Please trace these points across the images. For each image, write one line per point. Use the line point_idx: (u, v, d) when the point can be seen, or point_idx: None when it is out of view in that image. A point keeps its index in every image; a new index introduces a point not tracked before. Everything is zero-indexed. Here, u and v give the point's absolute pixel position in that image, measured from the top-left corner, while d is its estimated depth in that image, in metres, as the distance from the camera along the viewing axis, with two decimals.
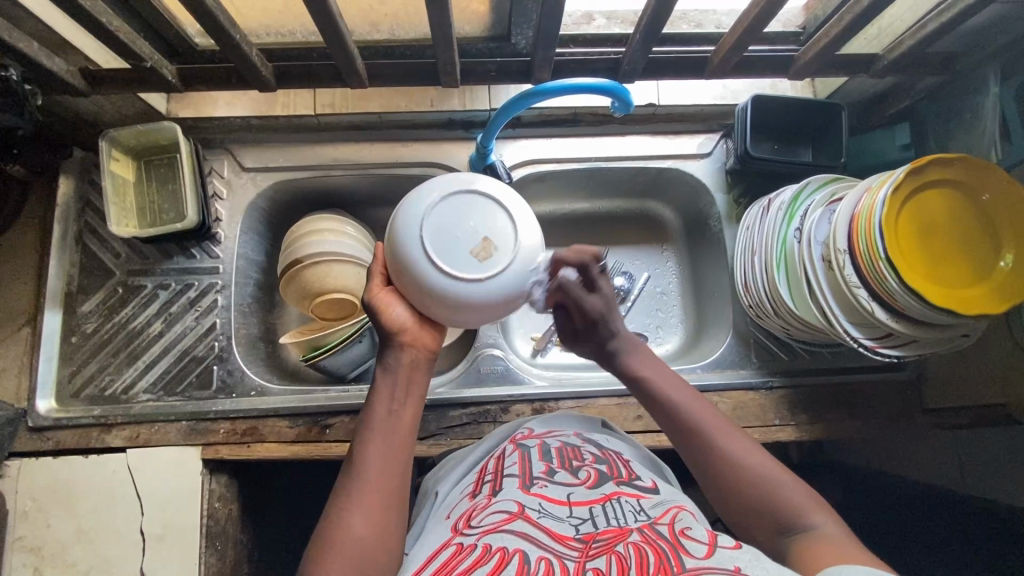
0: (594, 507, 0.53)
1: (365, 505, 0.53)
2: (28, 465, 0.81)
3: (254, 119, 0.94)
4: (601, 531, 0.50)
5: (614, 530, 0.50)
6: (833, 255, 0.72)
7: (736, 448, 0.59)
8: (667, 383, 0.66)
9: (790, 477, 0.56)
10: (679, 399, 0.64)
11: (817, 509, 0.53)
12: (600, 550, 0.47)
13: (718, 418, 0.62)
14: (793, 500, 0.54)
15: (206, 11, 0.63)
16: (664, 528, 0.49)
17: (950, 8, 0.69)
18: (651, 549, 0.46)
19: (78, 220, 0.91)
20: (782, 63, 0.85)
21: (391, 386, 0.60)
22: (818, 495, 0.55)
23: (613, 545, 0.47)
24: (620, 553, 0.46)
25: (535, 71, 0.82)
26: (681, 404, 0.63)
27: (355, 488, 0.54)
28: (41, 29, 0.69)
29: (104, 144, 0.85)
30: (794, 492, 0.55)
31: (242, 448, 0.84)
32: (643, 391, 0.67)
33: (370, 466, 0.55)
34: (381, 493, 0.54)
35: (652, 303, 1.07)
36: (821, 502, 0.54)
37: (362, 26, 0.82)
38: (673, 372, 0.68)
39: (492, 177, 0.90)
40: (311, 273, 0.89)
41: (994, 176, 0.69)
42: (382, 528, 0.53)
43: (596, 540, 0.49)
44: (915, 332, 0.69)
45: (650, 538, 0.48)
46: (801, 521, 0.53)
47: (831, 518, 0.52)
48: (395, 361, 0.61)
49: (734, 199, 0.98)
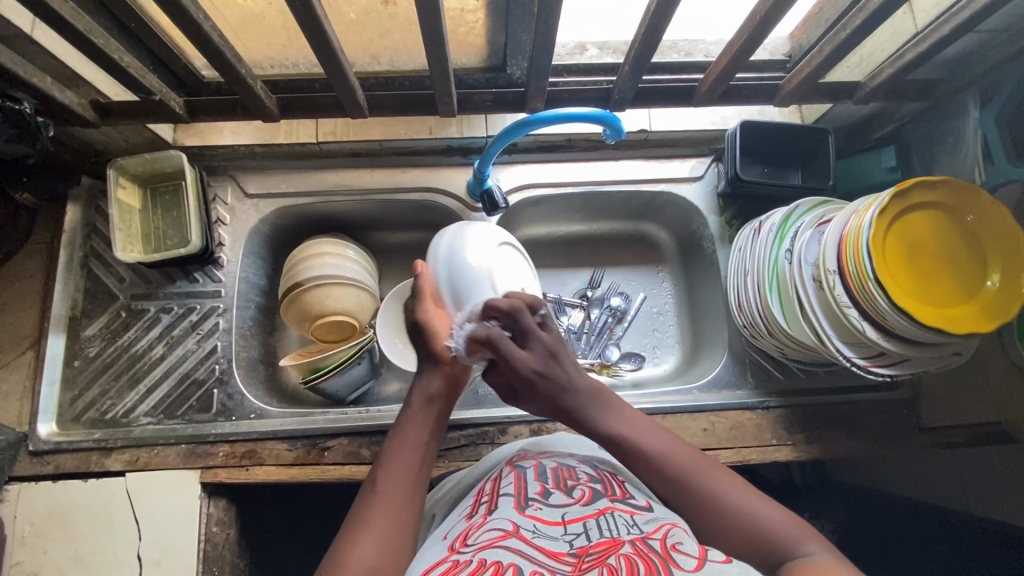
0: (588, 521, 0.54)
1: (381, 527, 0.54)
2: (27, 490, 0.82)
3: (258, 147, 0.97)
4: (595, 544, 0.50)
5: (607, 542, 0.50)
6: (823, 274, 0.73)
7: (728, 489, 0.57)
8: (643, 433, 0.63)
9: (781, 509, 0.56)
10: (658, 451, 0.61)
11: (810, 536, 0.53)
12: (593, 564, 0.47)
13: (699, 459, 0.61)
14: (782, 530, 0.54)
15: (213, 47, 0.66)
16: (655, 541, 0.49)
17: (926, 38, 0.72)
18: (642, 562, 0.46)
19: (84, 245, 0.93)
20: (768, 90, 0.88)
21: (426, 421, 0.65)
22: (808, 522, 0.54)
23: (605, 558, 0.47)
24: (611, 564, 0.46)
25: (529, 101, 0.85)
26: (660, 457, 0.60)
27: (373, 509, 0.56)
28: (54, 65, 0.72)
29: (112, 172, 0.88)
30: (789, 530, 0.53)
31: (241, 471, 0.84)
32: (614, 449, 0.63)
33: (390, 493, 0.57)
34: (396, 523, 0.55)
35: (648, 323, 1.08)
36: (815, 534, 0.53)
37: (363, 58, 0.85)
38: (638, 416, 0.66)
39: (490, 203, 0.91)
40: (312, 296, 0.90)
41: (976, 197, 0.71)
42: (393, 551, 0.53)
43: (589, 553, 0.49)
44: (908, 351, 0.70)
45: (642, 551, 0.47)
46: (805, 552, 0.51)
47: (823, 545, 0.52)
48: (431, 390, 0.67)
49: (726, 221, 1.00)
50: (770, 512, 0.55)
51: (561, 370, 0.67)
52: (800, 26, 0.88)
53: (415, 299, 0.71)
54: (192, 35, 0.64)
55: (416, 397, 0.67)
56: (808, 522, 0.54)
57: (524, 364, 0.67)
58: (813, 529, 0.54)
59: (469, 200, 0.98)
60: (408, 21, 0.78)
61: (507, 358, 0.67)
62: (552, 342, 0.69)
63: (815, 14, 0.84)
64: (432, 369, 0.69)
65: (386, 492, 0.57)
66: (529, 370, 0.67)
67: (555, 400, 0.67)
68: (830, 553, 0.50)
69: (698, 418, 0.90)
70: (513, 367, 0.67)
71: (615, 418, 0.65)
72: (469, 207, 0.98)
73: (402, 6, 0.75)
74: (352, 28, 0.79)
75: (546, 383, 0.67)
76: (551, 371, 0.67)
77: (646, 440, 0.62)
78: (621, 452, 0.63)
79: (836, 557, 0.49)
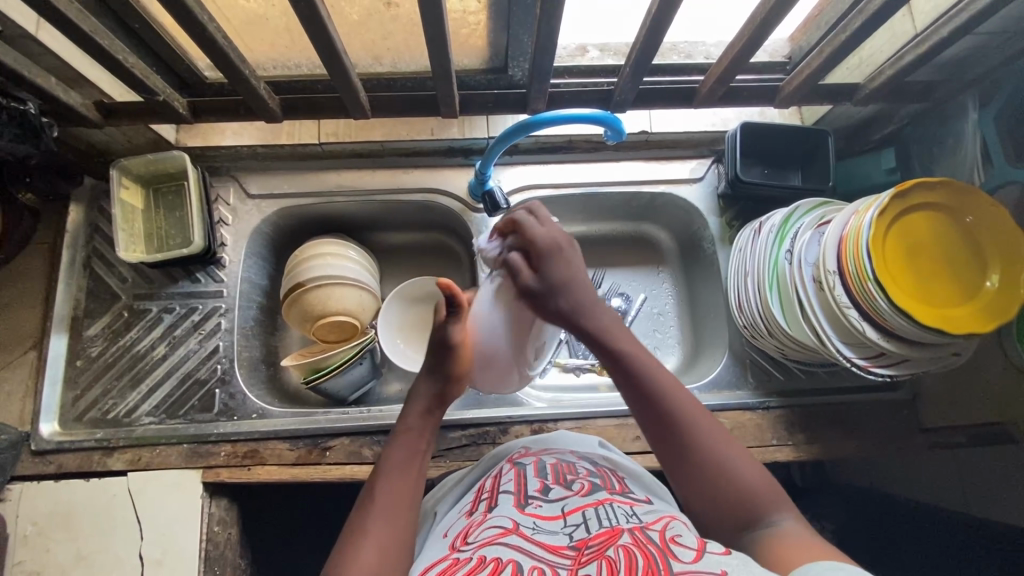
0: (587, 511, 0.54)
1: (382, 534, 0.55)
2: (29, 489, 0.82)
3: (260, 148, 0.97)
4: (595, 535, 0.50)
5: (606, 532, 0.50)
6: (823, 275, 0.74)
7: (717, 445, 0.58)
8: (648, 367, 0.62)
9: (764, 476, 0.57)
10: (659, 387, 0.61)
11: (784, 507, 0.55)
12: (592, 555, 0.47)
13: (697, 408, 0.61)
14: (761, 497, 0.55)
15: (217, 48, 0.66)
16: (654, 532, 0.50)
17: (925, 40, 0.72)
18: (641, 552, 0.46)
19: (86, 246, 0.93)
20: (768, 92, 0.89)
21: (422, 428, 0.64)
22: (785, 495, 0.56)
23: (604, 549, 0.47)
24: (610, 557, 0.46)
25: (530, 102, 0.86)
26: (659, 394, 0.61)
27: (372, 519, 0.56)
28: (58, 65, 0.72)
29: (115, 173, 0.88)
30: (768, 494, 0.55)
31: (243, 471, 0.85)
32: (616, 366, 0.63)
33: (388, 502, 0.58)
34: (396, 528, 0.55)
35: (649, 324, 1.08)
36: (790, 505, 0.55)
37: (365, 60, 0.85)
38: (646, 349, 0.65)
39: (491, 204, 0.92)
40: (314, 296, 0.90)
41: (977, 198, 0.71)
42: (393, 558, 0.53)
43: (588, 545, 0.49)
44: (907, 351, 0.70)
45: (640, 541, 0.48)
46: (775, 522, 0.53)
47: (793, 514, 0.54)
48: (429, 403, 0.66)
49: (727, 222, 1.01)
50: (751, 474, 0.57)
51: (578, 262, 0.65)
52: (799, 28, 0.89)
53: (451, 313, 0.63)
54: (196, 37, 0.65)
55: (415, 405, 0.66)
56: (784, 493, 0.56)
57: (543, 246, 0.63)
58: (788, 499, 0.56)
59: (470, 201, 0.98)
60: (411, 23, 0.79)
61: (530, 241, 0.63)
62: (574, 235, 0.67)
63: (814, 17, 0.85)
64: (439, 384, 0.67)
65: (383, 500, 0.58)
66: (547, 252, 0.63)
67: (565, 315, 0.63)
68: (802, 527, 0.52)
69: None
70: (533, 248, 0.63)
71: (625, 338, 0.64)
72: (471, 208, 0.98)
73: (404, 8, 0.76)
74: (355, 30, 0.80)
75: (557, 277, 0.63)
76: (572, 268, 0.64)
77: (648, 370, 0.62)
78: (621, 372, 0.63)
79: (806, 531, 0.52)
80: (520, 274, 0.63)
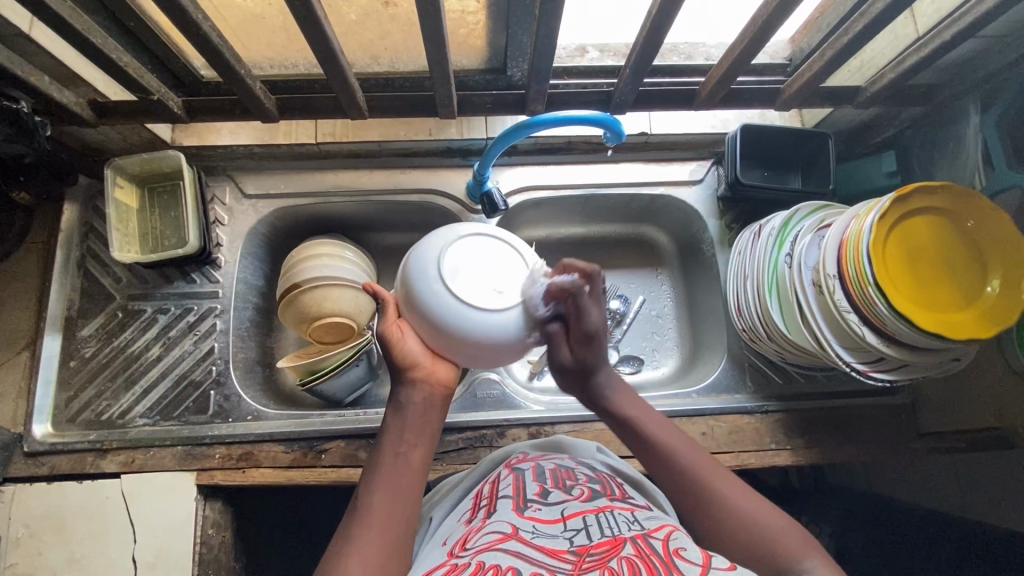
0: (588, 518, 0.54)
1: (373, 542, 0.53)
2: (22, 491, 0.81)
3: (257, 147, 0.96)
4: (597, 543, 0.49)
5: (609, 542, 0.49)
6: (823, 279, 0.73)
7: (733, 495, 0.58)
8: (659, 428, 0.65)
9: (786, 520, 0.55)
10: (668, 446, 0.63)
11: (813, 554, 0.52)
12: (594, 564, 0.46)
13: (704, 457, 0.62)
14: (786, 544, 0.53)
15: (212, 47, 0.66)
16: (657, 542, 0.49)
17: (928, 43, 0.72)
18: (644, 564, 0.45)
19: (80, 245, 0.93)
20: (768, 95, 0.88)
21: (399, 427, 0.61)
22: (814, 540, 0.53)
23: (606, 560, 0.46)
24: (612, 567, 0.45)
25: (529, 103, 0.85)
26: (667, 451, 0.62)
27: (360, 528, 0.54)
28: (52, 64, 0.71)
29: (109, 172, 0.87)
30: (793, 544, 0.53)
31: (237, 474, 0.84)
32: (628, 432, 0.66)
33: (373, 511, 0.55)
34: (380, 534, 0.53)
35: (647, 326, 1.08)
36: (819, 550, 0.52)
37: (363, 60, 0.85)
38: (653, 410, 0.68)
39: (490, 206, 0.91)
40: (309, 298, 0.90)
41: (976, 203, 0.70)
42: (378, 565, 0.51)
43: (590, 553, 0.48)
44: (907, 356, 0.70)
45: (643, 552, 0.47)
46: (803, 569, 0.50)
47: (826, 563, 0.51)
48: (406, 401, 0.63)
49: (726, 225, 1.00)
50: (773, 521, 0.55)
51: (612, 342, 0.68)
52: (800, 30, 0.88)
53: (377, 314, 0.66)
54: (191, 36, 0.64)
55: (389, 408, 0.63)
56: (815, 539, 0.54)
57: (591, 327, 0.66)
58: (819, 547, 0.53)
59: (468, 201, 0.98)
60: (409, 23, 0.78)
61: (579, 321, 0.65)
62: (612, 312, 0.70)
63: (815, 19, 0.84)
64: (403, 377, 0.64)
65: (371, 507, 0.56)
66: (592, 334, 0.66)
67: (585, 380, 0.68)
68: (831, 573, 0.49)
69: (697, 422, 0.90)
70: (581, 326, 0.65)
71: (630, 403, 0.68)
72: (468, 209, 0.98)
73: (403, 7, 0.75)
74: (352, 30, 0.79)
75: (588, 357, 0.67)
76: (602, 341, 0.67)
77: (653, 431, 0.65)
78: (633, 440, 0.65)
79: None
80: (559, 353, 0.67)
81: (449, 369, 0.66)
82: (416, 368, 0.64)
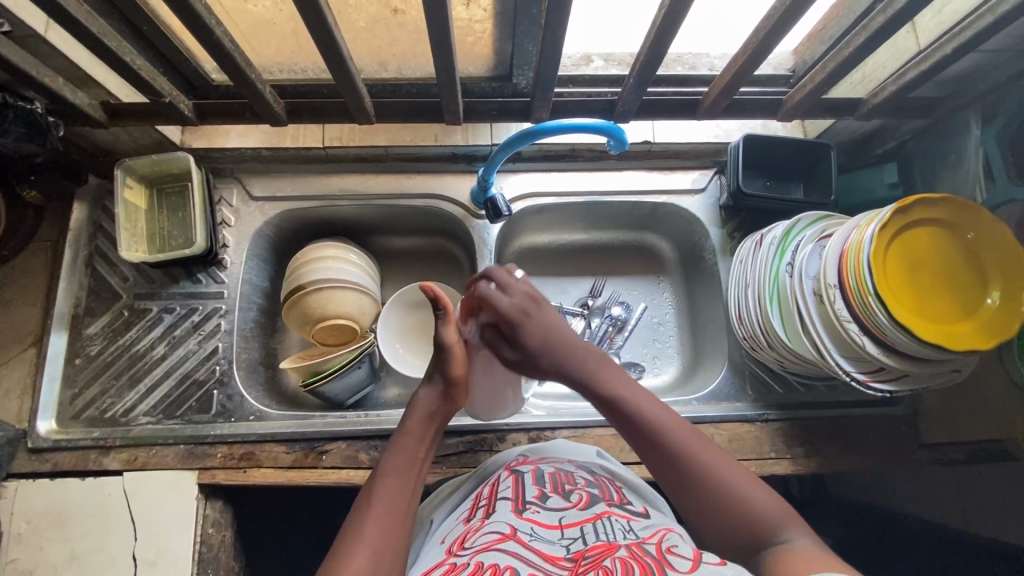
0: (585, 526, 0.54)
1: (374, 538, 0.54)
2: (25, 487, 0.82)
3: (264, 150, 0.97)
4: (591, 547, 0.50)
5: (603, 545, 0.50)
6: (824, 289, 0.73)
7: (719, 467, 0.58)
8: (637, 394, 0.63)
9: (771, 495, 0.56)
10: (651, 418, 0.61)
11: (794, 523, 0.53)
12: (589, 566, 0.47)
13: (690, 431, 0.61)
14: (769, 514, 0.54)
15: (224, 52, 0.67)
16: (651, 546, 0.49)
17: (928, 56, 0.73)
18: (638, 565, 0.46)
19: (88, 244, 0.94)
20: (771, 105, 0.89)
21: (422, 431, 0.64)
22: (795, 512, 0.54)
23: (600, 560, 0.47)
24: (607, 566, 0.46)
25: (535, 110, 0.86)
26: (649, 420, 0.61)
27: (366, 523, 0.55)
28: (66, 66, 0.73)
29: (119, 173, 0.88)
30: (774, 511, 0.54)
31: (239, 473, 0.84)
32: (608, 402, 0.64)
33: (388, 500, 0.57)
34: (392, 529, 0.55)
35: (649, 333, 1.08)
36: (799, 520, 0.54)
37: (371, 66, 0.86)
38: (634, 380, 0.66)
39: (493, 211, 0.92)
40: (313, 299, 0.90)
41: (977, 214, 0.71)
42: (389, 560, 0.53)
43: (585, 556, 0.49)
44: (907, 366, 0.70)
45: (637, 554, 0.48)
46: (787, 540, 0.51)
47: (806, 532, 0.52)
48: (434, 410, 0.66)
49: (728, 233, 1.01)
50: (758, 494, 0.55)
51: (545, 316, 0.69)
52: (804, 42, 0.89)
53: (439, 318, 0.67)
54: (204, 41, 0.65)
55: (417, 411, 0.65)
56: (795, 510, 0.55)
57: (511, 312, 0.69)
58: (798, 516, 0.54)
59: (472, 207, 0.99)
60: (417, 31, 0.79)
61: (501, 316, 0.69)
62: (537, 290, 0.72)
63: (818, 31, 0.85)
64: (442, 389, 0.67)
65: (380, 503, 0.57)
66: (516, 318, 0.69)
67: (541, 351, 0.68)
68: (813, 543, 0.50)
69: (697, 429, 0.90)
70: (503, 317, 0.69)
71: (610, 374, 0.65)
72: (473, 214, 0.99)
73: (411, 15, 0.76)
74: (361, 36, 0.80)
75: (529, 340, 0.68)
76: (544, 322, 0.69)
77: (636, 402, 0.63)
78: (613, 410, 0.64)
79: (820, 548, 0.50)
80: (502, 351, 0.72)
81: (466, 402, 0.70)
82: (458, 389, 0.67)
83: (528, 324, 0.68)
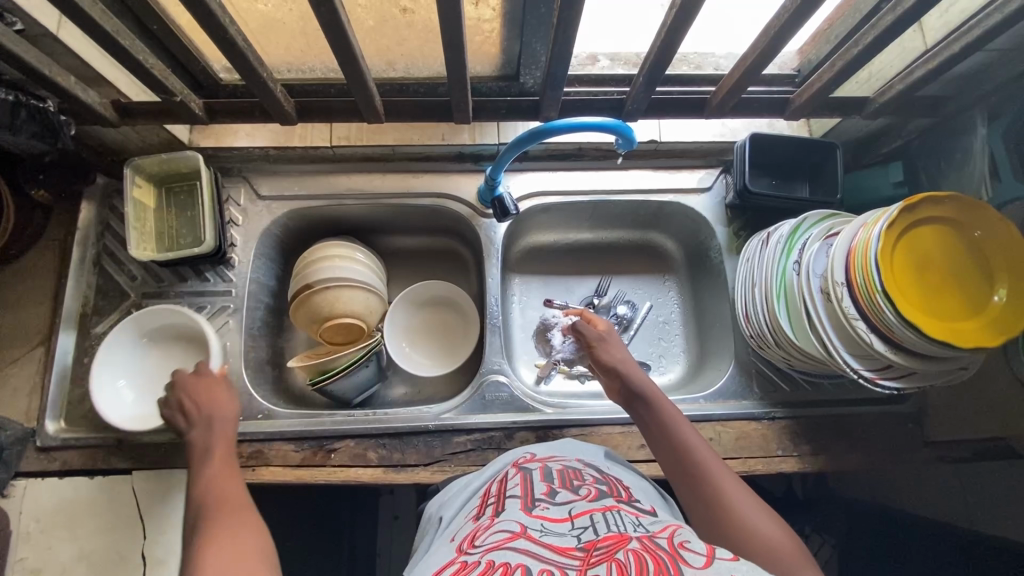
0: (595, 516, 0.55)
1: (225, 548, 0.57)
2: (35, 487, 0.82)
3: (272, 150, 0.97)
4: (603, 538, 0.50)
5: (615, 537, 0.50)
6: (831, 287, 0.74)
7: (740, 502, 0.61)
8: (684, 430, 0.70)
9: (787, 536, 0.58)
10: (688, 446, 0.68)
11: (805, 567, 0.55)
12: (602, 557, 0.47)
13: (720, 466, 0.66)
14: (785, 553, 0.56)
15: (238, 52, 0.67)
16: (663, 540, 0.49)
17: (936, 55, 0.73)
18: (651, 557, 0.46)
19: (97, 243, 0.94)
20: (778, 104, 0.89)
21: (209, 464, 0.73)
22: (810, 559, 0.56)
23: (613, 552, 0.47)
24: (620, 559, 0.46)
25: (543, 110, 0.87)
26: (685, 448, 0.68)
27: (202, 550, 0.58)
28: (78, 64, 0.73)
29: (129, 172, 0.88)
30: (787, 549, 0.57)
31: (247, 472, 0.85)
32: (653, 427, 0.72)
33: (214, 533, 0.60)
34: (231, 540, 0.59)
35: (654, 332, 1.08)
36: (811, 565, 0.56)
37: (379, 65, 0.86)
38: (680, 415, 0.73)
39: (501, 210, 0.92)
40: (321, 297, 0.90)
41: (983, 211, 0.71)
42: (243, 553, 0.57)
43: (597, 547, 0.49)
44: (916, 364, 0.71)
45: (649, 547, 0.48)
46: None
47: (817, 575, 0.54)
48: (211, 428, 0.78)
49: (734, 232, 1.01)
50: (773, 532, 0.58)
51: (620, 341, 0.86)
52: (809, 41, 0.90)
53: None
54: (218, 40, 0.65)
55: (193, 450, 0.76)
56: (808, 554, 0.57)
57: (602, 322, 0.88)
58: (811, 562, 0.56)
59: (479, 206, 0.99)
60: (426, 30, 0.80)
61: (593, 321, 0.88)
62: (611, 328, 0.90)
63: (824, 30, 0.86)
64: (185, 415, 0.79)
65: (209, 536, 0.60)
66: (605, 328, 0.87)
67: (620, 354, 0.82)
68: None
69: (704, 427, 0.91)
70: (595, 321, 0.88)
71: (662, 406, 0.74)
72: (480, 213, 0.99)
73: (420, 15, 0.77)
74: (370, 36, 0.81)
75: (612, 338, 0.85)
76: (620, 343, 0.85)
77: (678, 432, 0.70)
78: (656, 435, 0.71)
79: None
80: (587, 331, 0.85)
81: (230, 400, 0.82)
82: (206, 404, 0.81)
83: (609, 331, 0.87)
